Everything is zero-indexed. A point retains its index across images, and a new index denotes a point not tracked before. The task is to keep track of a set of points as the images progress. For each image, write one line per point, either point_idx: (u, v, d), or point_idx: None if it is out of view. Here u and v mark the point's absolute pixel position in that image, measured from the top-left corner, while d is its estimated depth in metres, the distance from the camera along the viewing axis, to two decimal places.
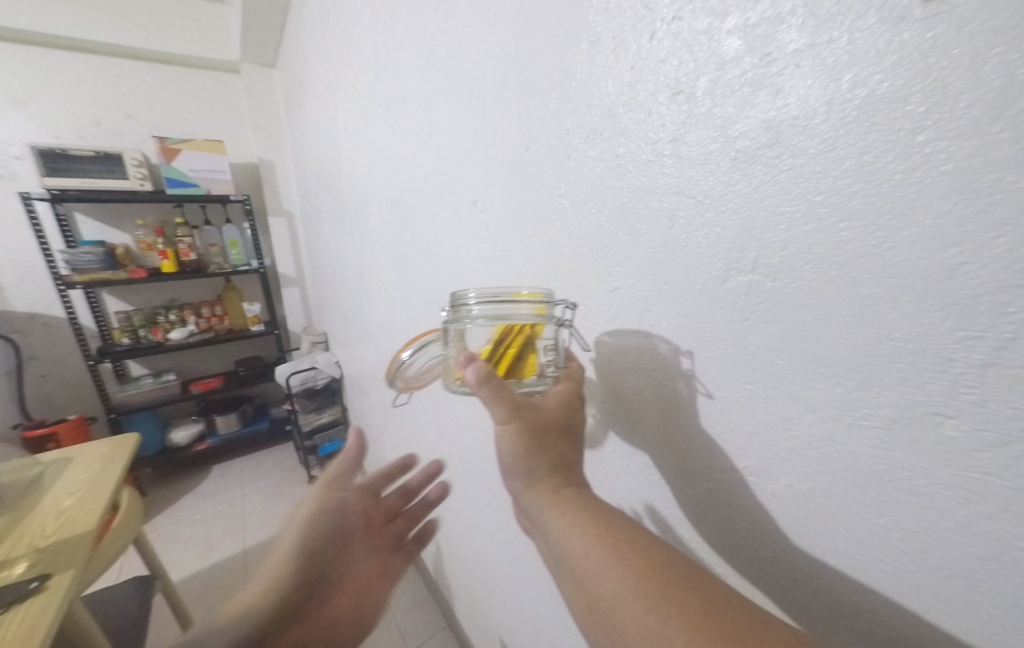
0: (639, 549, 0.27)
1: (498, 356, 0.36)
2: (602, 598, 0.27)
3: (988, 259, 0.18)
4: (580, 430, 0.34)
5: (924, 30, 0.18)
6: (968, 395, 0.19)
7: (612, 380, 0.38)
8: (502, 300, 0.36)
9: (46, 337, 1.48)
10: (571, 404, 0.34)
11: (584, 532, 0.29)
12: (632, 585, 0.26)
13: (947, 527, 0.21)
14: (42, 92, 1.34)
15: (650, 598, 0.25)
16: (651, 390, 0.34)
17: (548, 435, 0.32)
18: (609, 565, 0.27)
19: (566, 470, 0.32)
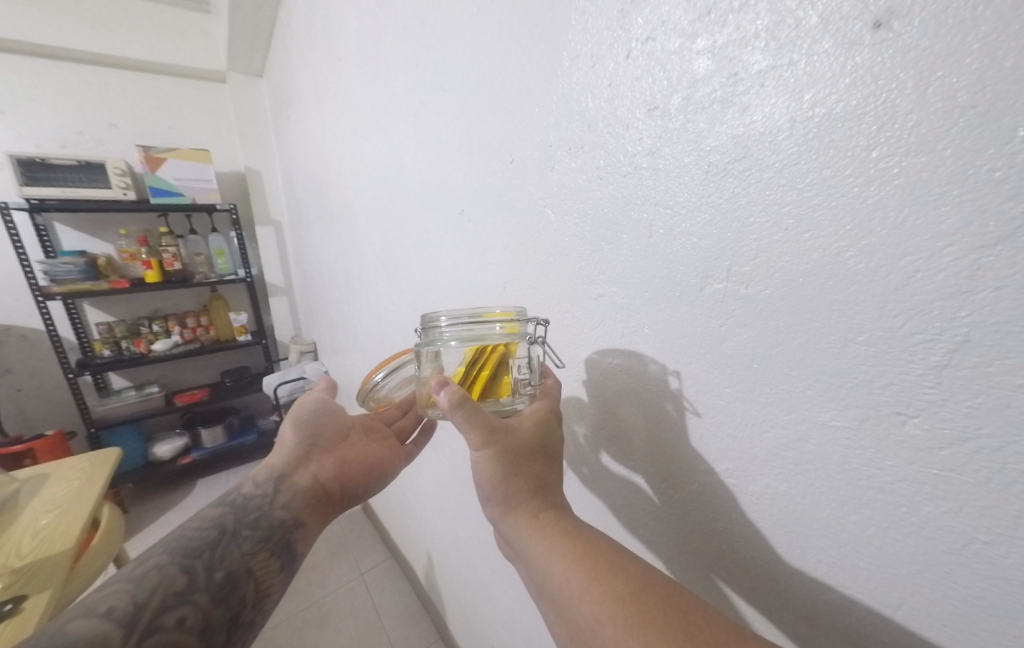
0: (615, 569, 0.29)
1: (472, 376, 0.36)
2: (583, 623, 0.28)
3: (940, 266, 0.19)
4: (557, 447, 0.36)
5: (874, 54, 0.19)
6: (927, 395, 0.20)
7: (602, 396, 0.38)
8: (474, 322, 0.37)
9: (22, 349, 1.48)
10: (545, 422, 0.36)
11: (563, 555, 0.30)
12: (609, 608, 0.27)
13: (914, 524, 0.21)
14: (25, 102, 1.36)
15: (628, 620, 0.26)
16: (641, 407, 0.34)
17: (526, 456, 0.34)
18: (587, 589, 0.28)
19: (544, 494, 0.34)
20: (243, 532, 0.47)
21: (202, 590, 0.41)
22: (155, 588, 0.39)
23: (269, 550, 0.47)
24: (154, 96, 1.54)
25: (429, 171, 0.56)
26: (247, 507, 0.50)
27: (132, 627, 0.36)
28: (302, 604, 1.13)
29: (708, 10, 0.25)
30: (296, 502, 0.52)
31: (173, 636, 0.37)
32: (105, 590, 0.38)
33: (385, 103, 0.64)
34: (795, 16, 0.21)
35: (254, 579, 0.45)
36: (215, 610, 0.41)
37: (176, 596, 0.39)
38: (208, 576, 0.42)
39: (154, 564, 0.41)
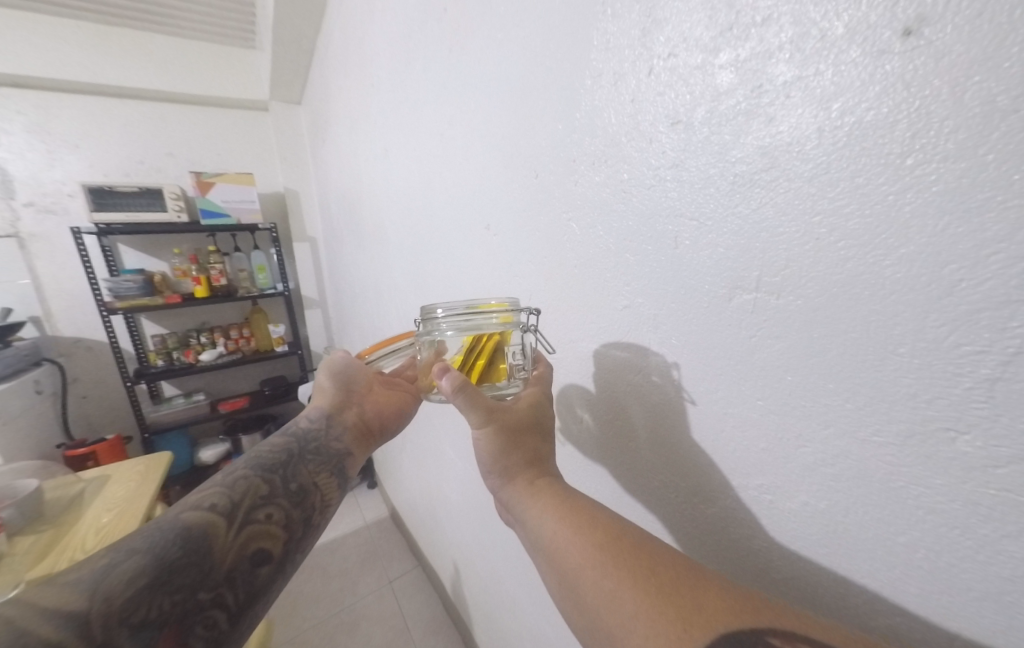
0: (597, 524, 0.30)
1: (470, 363, 0.40)
2: (570, 573, 0.29)
3: (987, 274, 0.18)
4: (548, 424, 0.39)
5: (906, 61, 0.19)
6: (979, 410, 0.19)
7: (609, 393, 0.39)
8: (469, 312, 0.40)
9: (87, 360, 1.61)
10: (536, 402, 0.38)
11: (553, 515, 0.32)
12: (590, 554, 0.29)
13: (969, 548, 0.20)
14: (95, 136, 1.50)
15: (605, 565, 0.28)
16: (646, 401, 0.35)
17: (521, 429, 0.37)
18: (572, 542, 0.30)
19: (537, 464, 0.36)
20: (307, 454, 0.53)
21: (281, 496, 0.48)
22: (244, 493, 0.46)
23: (329, 469, 0.53)
24: (204, 127, 1.67)
25: (456, 189, 0.58)
26: (307, 437, 0.55)
27: (231, 519, 0.43)
28: (334, 609, 1.16)
29: (729, 25, 0.25)
30: (346, 436, 0.57)
31: (262, 529, 0.44)
32: (206, 492, 0.45)
33: (414, 127, 0.67)
34: (820, 28, 0.21)
35: (320, 491, 0.51)
36: (293, 510, 0.47)
37: (262, 500, 0.46)
38: (284, 486, 0.49)
39: (240, 475, 0.48)
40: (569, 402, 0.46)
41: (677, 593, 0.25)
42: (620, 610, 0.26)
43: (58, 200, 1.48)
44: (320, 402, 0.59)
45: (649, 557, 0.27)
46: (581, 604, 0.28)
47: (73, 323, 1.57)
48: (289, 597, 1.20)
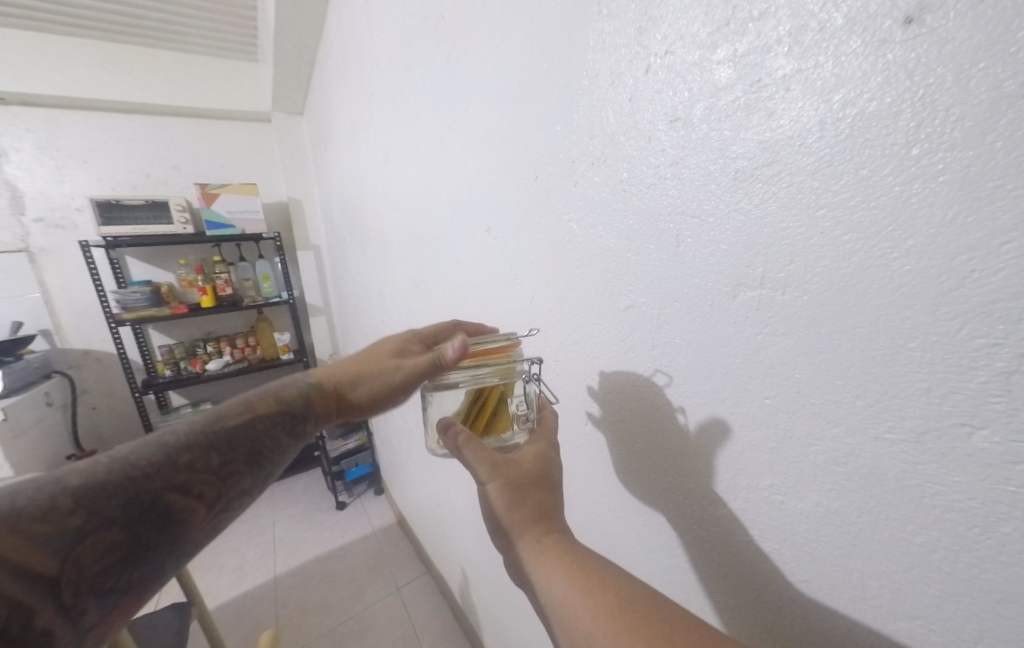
0: (609, 588, 0.29)
1: (474, 415, 0.41)
2: (581, 640, 0.28)
3: (1000, 265, 0.18)
4: (554, 477, 0.37)
5: (907, 50, 0.19)
6: (996, 404, 0.18)
7: (635, 409, 0.37)
8: (471, 366, 0.41)
9: (96, 371, 1.62)
10: (542, 454, 0.38)
11: (561, 573, 0.31)
12: (603, 623, 0.27)
13: (991, 548, 0.19)
14: (101, 151, 1.52)
15: (616, 629, 0.27)
16: (660, 416, 0.35)
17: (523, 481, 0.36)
18: (583, 608, 0.28)
19: (545, 516, 0.34)
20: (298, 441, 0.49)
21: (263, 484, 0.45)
22: (231, 480, 0.42)
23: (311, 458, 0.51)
24: (209, 139, 1.69)
25: (456, 191, 0.58)
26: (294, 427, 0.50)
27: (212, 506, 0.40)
28: (343, 617, 1.15)
29: (726, 20, 0.25)
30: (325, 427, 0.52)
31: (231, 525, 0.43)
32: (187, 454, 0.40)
33: (412, 130, 0.67)
34: (819, 20, 0.21)
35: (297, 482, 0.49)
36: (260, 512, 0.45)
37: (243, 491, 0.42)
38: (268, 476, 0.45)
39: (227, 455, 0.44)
40: (579, 406, 0.45)
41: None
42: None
43: (66, 215, 1.51)
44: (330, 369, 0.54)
45: (662, 629, 0.26)
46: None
47: (82, 335, 1.59)
48: (298, 607, 1.19)
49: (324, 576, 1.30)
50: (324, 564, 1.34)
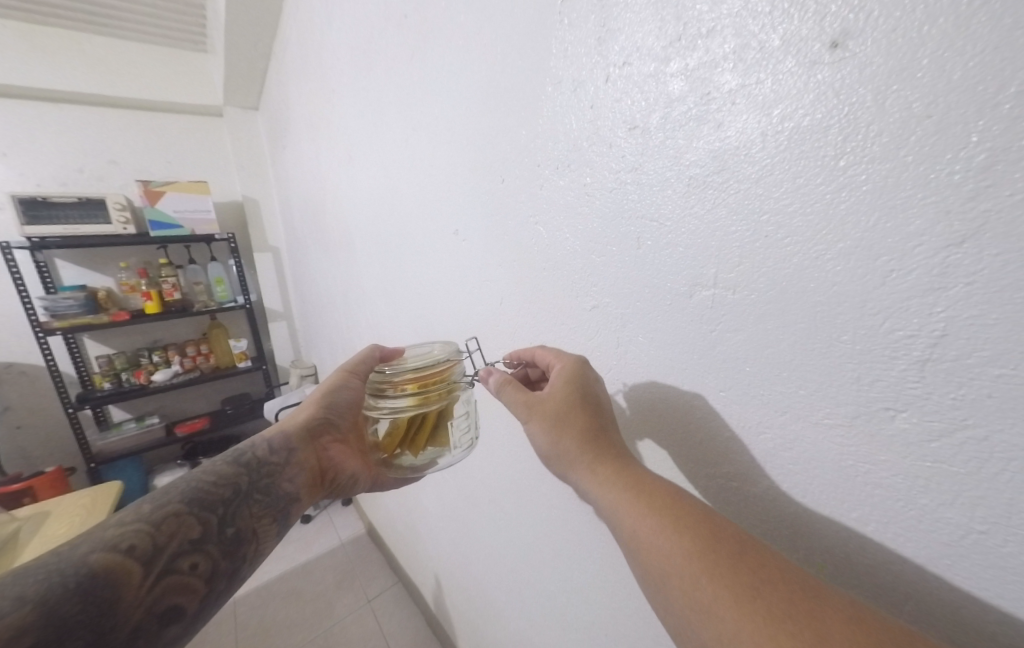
0: (686, 518, 0.26)
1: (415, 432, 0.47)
2: (655, 575, 0.26)
3: (913, 265, 0.20)
4: (602, 400, 0.35)
5: (835, 71, 0.21)
6: (913, 389, 0.20)
7: None
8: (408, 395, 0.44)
9: (21, 386, 1.47)
10: (574, 377, 0.35)
11: (627, 508, 0.28)
12: (678, 562, 0.25)
13: (912, 517, 0.22)
14: (24, 144, 1.39)
15: (697, 576, 0.24)
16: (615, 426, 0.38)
17: (570, 406, 0.34)
18: (659, 539, 0.26)
19: (602, 440, 0.32)
20: (254, 494, 0.43)
21: (214, 541, 0.38)
22: (175, 530, 0.36)
23: (274, 515, 0.44)
24: (153, 133, 1.58)
25: (423, 192, 0.57)
26: (260, 469, 0.45)
27: (146, 569, 0.33)
28: (312, 633, 1.11)
29: (678, 36, 0.26)
30: (300, 478, 0.48)
31: (183, 585, 0.35)
32: (122, 527, 0.35)
33: (377, 129, 0.65)
34: (759, 40, 0.23)
35: (256, 540, 0.41)
36: (222, 562, 0.38)
37: (190, 544, 0.37)
38: (219, 530, 0.39)
39: (169, 506, 0.38)
40: None
41: (784, 619, 0.22)
42: (711, 626, 0.23)
43: None
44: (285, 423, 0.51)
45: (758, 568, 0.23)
46: (668, 609, 0.25)
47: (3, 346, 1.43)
48: (261, 627, 1.13)
49: (289, 593, 1.24)
50: (288, 581, 1.28)
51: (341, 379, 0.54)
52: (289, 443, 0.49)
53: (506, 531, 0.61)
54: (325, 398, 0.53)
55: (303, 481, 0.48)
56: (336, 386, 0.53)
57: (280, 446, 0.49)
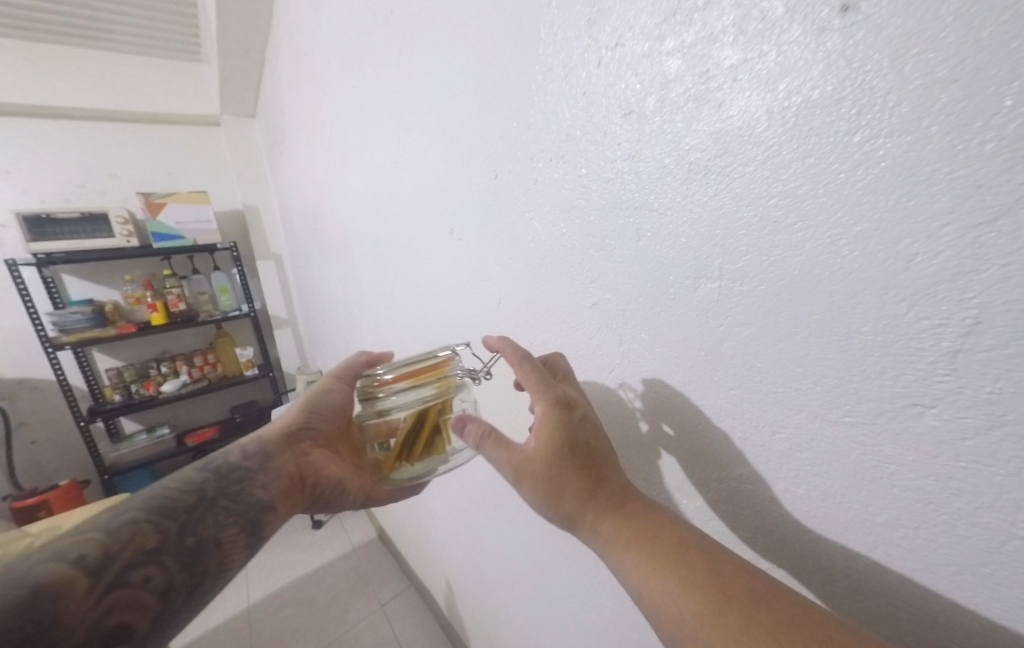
0: (695, 563, 0.27)
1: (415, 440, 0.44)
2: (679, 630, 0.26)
3: (940, 247, 0.18)
4: (600, 448, 0.33)
5: (845, 38, 0.19)
6: (944, 383, 0.19)
7: (615, 416, 0.37)
8: (408, 389, 0.43)
9: (34, 401, 1.49)
10: (554, 428, 0.32)
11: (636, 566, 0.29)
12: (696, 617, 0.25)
13: (947, 522, 0.20)
14: (27, 162, 1.40)
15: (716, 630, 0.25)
16: (626, 425, 0.36)
17: (565, 455, 0.32)
18: (672, 591, 0.27)
19: (599, 489, 0.32)
20: (220, 500, 0.41)
21: (170, 552, 0.36)
22: (128, 542, 0.35)
23: (242, 524, 0.41)
24: (153, 144, 1.59)
25: (417, 192, 0.56)
26: (229, 474, 0.44)
27: (93, 581, 0.32)
28: (326, 639, 1.11)
29: (673, 11, 0.25)
30: (276, 484, 0.45)
31: (132, 600, 0.33)
32: (76, 539, 0.34)
33: (370, 130, 0.65)
34: (761, 9, 0.21)
35: (222, 551, 0.39)
36: (178, 574, 0.36)
37: (143, 555, 0.35)
38: (178, 539, 0.37)
39: (128, 516, 0.37)
40: None
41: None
42: None
43: None
44: (264, 432, 0.49)
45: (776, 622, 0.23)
46: None
47: (15, 362, 1.45)
48: (275, 633, 1.13)
49: (303, 599, 1.24)
50: (301, 586, 1.29)
51: (326, 384, 0.54)
52: (266, 449, 0.47)
53: (515, 535, 0.60)
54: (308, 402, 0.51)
55: (278, 487, 0.45)
56: (323, 391, 0.53)
57: (256, 451, 0.47)
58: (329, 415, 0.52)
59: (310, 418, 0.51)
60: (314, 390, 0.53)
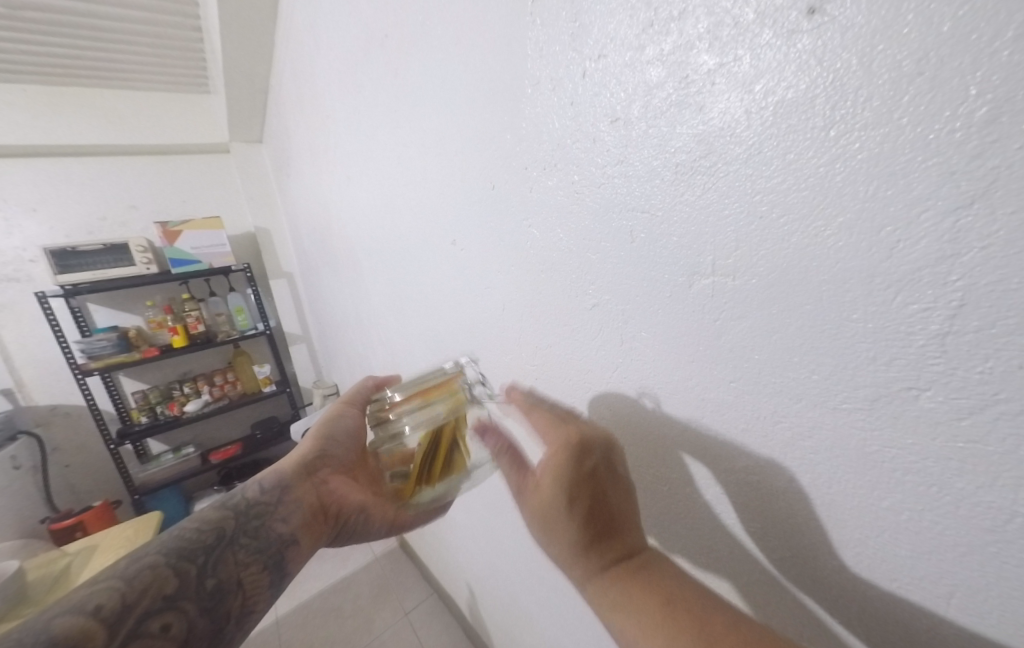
0: (687, 630, 0.27)
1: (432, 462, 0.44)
2: None
3: (921, 233, 0.18)
4: (612, 495, 0.32)
5: (815, 38, 0.20)
6: (935, 365, 0.19)
7: (623, 415, 0.37)
8: (422, 414, 0.43)
9: (66, 427, 1.55)
10: (562, 474, 0.32)
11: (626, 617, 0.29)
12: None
13: (950, 503, 0.20)
14: (52, 199, 1.47)
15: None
16: (638, 423, 0.35)
17: (566, 512, 0.32)
18: None
19: (601, 546, 0.32)
20: (239, 539, 0.43)
21: (190, 596, 0.37)
22: (148, 588, 0.36)
23: (263, 562, 0.42)
24: (166, 174, 1.65)
25: (419, 205, 0.58)
26: (247, 511, 0.45)
27: (113, 630, 0.33)
28: None
29: (651, 21, 0.26)
30: (296, 516, 0.47)
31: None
32: (98, 585, 0.35)
33: (371, 147, 0.67)
34: (733, 15, 0.22)
35: (244, 591, 0.40)
36: (199, 619, 0.37)
37: (163, 601, 0.36)
38: (198, 582, 0.38)
39: (147, 561, 0.38)
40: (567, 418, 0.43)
41: None
42: None
43: (20, 267, 1.45)
44: (279, 465, 0.51)
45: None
46: None
47: (47, 390, 1.51)
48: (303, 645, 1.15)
49: (329, 610, 1.26)
50: (326, 596, 1.31)
51: (337, 410, 0.56)
52: (282, 481, 0.48)
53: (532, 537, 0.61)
54: (322, 430, 0.54)
55: (299, 520, 0.46)
56: (334, 417, 0.55)
57: (274, 485, 0.48)
58: (341, 442, 0.54)
59: (323, 447, 0.53)
60: (324, 420, 0.55)
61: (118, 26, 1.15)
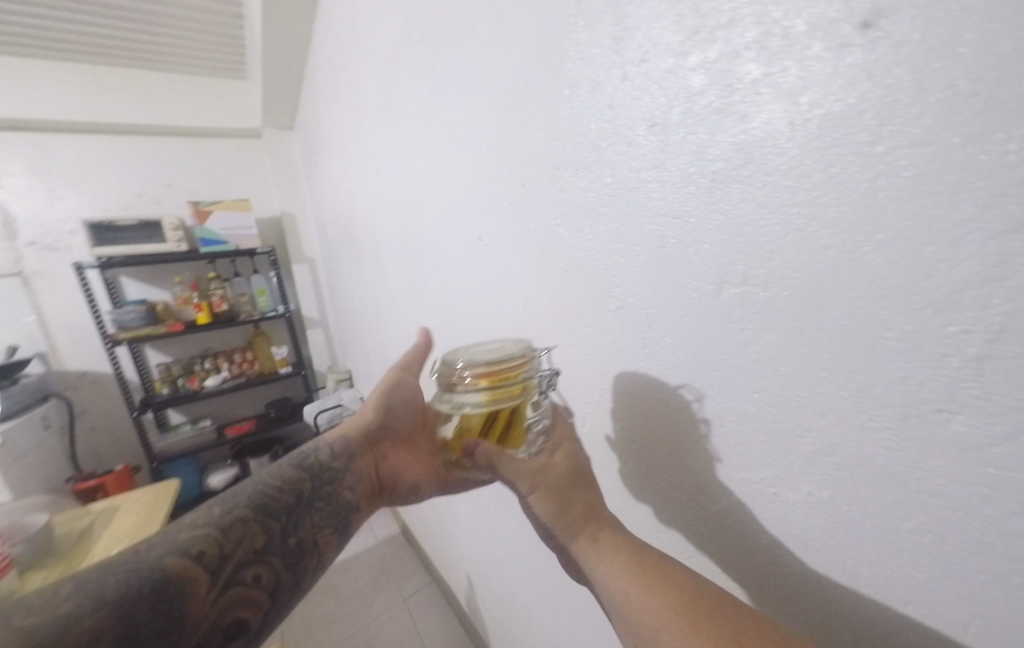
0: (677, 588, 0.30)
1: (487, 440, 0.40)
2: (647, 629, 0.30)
3: (964, 255, 0.18)
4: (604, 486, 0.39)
5: (867, 54, 0.20)
6: (969, 389, 0.19)
7: (642, 417, 0.36)
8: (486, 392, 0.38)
9: (93, 393, 1.61)
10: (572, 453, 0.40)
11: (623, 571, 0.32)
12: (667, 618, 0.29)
13: (974, 528, 0.20)
14: (93, 174, 1.53)
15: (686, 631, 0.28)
16: (658, 425, 0.35)
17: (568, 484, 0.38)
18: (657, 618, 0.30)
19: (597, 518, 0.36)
20: (316, 501, 0.43)
21: (276, 551, 0.39)
22: (239, 541, 0.37)
23: (334, 525, 0.43)
24: (200, 155, 1.70)
25: (446, 200, 0.59)
26: (319, 476, 0.45)
27: (214, 575, 0.35)
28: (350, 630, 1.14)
29: (697, 28, 0.26)
30: (361, 486, 0.46)
31: (246, 595, 0.36)
32: (197, 530, 0.37)
33: (402, 139, 0.67)
34: (783, 26, 0.22)
35: (318, 552, 0.41)
36: (284, 573, 0.39)
37: (254, 554, 0.38)
38: (283, 539, 0.40)
39: (236, 513, 0.39)
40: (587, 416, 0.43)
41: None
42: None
43: (59, 238, 1.51)
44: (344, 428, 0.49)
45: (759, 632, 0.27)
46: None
47: (77, 357, 1.57)
48: (304, 622, 1.18)
49: (330, 590, 1.29)
50: (329, 575, 1.34)
51: (398, 378, 0.50)
52: (349, 449, 0.47)
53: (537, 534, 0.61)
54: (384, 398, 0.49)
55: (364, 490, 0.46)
56: (394, 385, 0.50)
57: (341, 450, 0.47)
58: (401, 414, 0.50)
59: (386, 416, 0.50)
60: (384, 385, 0.50)
61: (166, 11, 1.19)
